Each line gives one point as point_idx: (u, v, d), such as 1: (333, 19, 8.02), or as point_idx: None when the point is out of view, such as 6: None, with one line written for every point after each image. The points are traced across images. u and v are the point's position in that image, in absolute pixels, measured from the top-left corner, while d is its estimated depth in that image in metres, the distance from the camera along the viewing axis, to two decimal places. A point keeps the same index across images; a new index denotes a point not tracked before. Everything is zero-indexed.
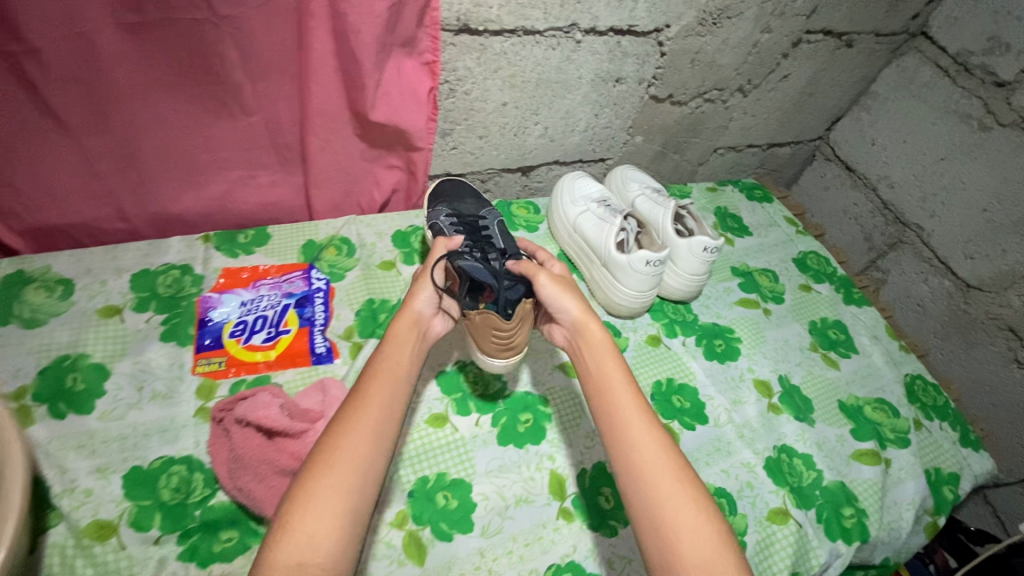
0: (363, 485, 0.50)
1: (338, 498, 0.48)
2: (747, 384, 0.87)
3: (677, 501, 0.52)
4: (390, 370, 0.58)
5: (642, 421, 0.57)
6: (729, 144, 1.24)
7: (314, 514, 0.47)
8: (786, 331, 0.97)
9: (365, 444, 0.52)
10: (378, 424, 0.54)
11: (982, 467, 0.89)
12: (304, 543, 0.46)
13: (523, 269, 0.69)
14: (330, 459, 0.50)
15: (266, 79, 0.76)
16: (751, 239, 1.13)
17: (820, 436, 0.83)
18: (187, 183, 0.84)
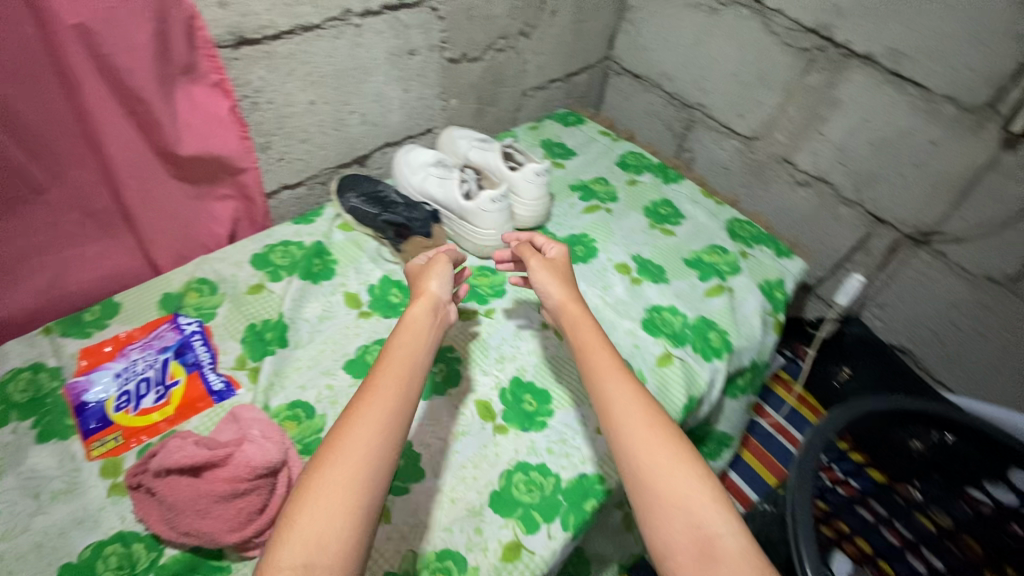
0: (373, 482, 0.51)
1: (347, 499, 0.49)
2: (610, 270, 1.01)
3: (655, 456, 0.57)
4: (406, 359, 0.60)
5: (619, 376, 0.64)
6: (533, 85, 1.37)
7: (320, 513, 0.48)
8: (627, 220, 1.13)
9: (379, 437, 0.53)
10: (390, 416, 0.55)
11: (798, 267, 1.12)
12: (310, 542, 0.46)
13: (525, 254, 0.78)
14: (341, 456, 0.51)
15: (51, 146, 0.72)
16: (578, 157, 1.27)
17: (675, 289, 1.00)
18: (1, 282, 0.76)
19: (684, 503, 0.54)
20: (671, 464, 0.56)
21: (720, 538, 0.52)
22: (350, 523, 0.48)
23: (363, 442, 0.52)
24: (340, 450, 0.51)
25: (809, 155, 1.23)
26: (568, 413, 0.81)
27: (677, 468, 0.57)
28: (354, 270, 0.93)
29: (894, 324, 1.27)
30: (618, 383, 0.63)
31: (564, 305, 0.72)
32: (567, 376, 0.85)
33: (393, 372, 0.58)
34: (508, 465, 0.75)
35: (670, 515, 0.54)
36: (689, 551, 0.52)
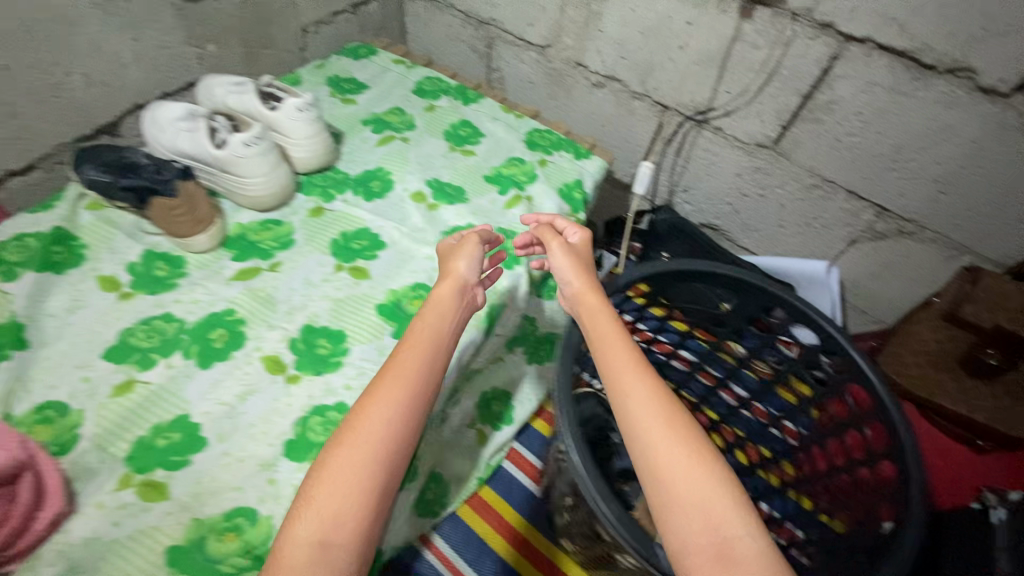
0: (383, 467, 0.56)
1: (357, 485, 0.53)
2: (405, 201, 0.98)
3: (675, 463, 0.57)
4: (425, 342, 0.65)
5: (633, 374, 0.64)
6: (312, 20, 1.27)
7: (333, 493, 0.53)
8: (425, 146, 1.10)
9: (398, 418, 0.58)
10: (409, 400, 0.60)
11: (595, 167, 1.16)
12: (325, 520, 0.51)
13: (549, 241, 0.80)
14: (365, 442, 0.56)
15: None
16: (370, 90, 1.20)
17: (473, 207, 1.00)
18: None
19: (697, 504, 0.54)
20: (685, 467, 0.56)
21: (738, 542, 0.51)
22: (366, 511, 0.53)
23: (378, 424, 0.57)
24: (364, 437, 0.56)
25: (596, 54, 1.25)
26: (366, 347, 0.80)
27: (690, 471, 0.56)
28: (109, 251, 0.84)
29: (699, 205, 1.37)
30: (638, 381, 0.63)
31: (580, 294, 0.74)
32: (363, 313, 0.83)
33: (418, 364, 0.63)
34: (302, 412, 0.73)
35: (686, 514, 0.54)
36: (704, 549, 0.52)
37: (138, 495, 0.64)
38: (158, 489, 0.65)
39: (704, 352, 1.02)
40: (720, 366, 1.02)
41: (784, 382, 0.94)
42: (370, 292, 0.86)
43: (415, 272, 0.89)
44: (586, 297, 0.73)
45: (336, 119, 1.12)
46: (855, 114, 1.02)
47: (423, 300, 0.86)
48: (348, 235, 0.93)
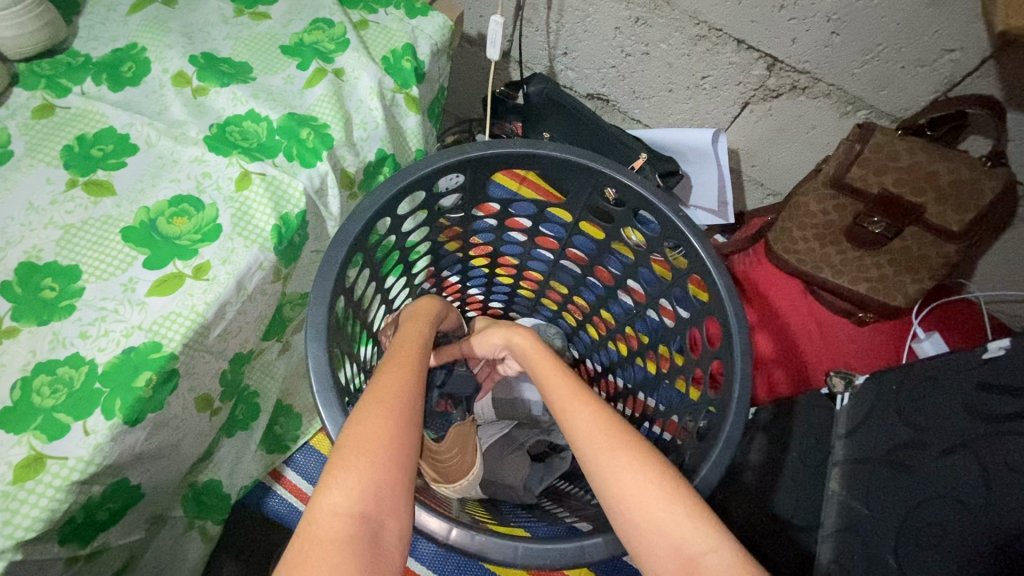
0: (410, 443, 0.48)
1: (389, 447, 0.47)
2: (165, 87, 0.77)
3: (632, 475, 0.47)
4: (416, 342, 0.61)
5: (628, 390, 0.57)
6: None
7: (361, 456, 0.45)
8: (200, 12, 0.84)
9: (414, 393, 0.53)
10: (417, 377, 0.55)
11: (435, 26, 0.92)
12: (357, 484, 0.44)
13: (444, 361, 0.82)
14: (387, 405, 0.50)
15: None
16: None
17: (259, 89, 0.79)
18: None
19: (649, 523, 0.44)
20: (643, 477, 0.47)
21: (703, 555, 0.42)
22: (402, 483, 0.46)
23: (398, 389, 0.52)
24: (396, 405, 0.50)
25: None
26: (108, 285, 0.64)
27: (659, 473, 0.47)
28: None
29: (583, 71, 1.16)
30: (580, 401, 0.55)
31: (509, 338, 0.71)
32: (106, 242, 0.66)
33: (416, 358, 0.58)
34: (23, 373, 0.58)
35: (642, 531, 0.44)
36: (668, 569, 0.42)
37: None
38: None
39: (564, 232, 0.83)
40: (585, 246, 0.84)
41: (651, 261, 0.78)
42: (115, 214, 0.68)
43: (176, 181, 0.70)
44: (517, 334, 0.70)
45: None
46: None
47: (187, 217, 0.68)
48: (87, 140, 0.72)
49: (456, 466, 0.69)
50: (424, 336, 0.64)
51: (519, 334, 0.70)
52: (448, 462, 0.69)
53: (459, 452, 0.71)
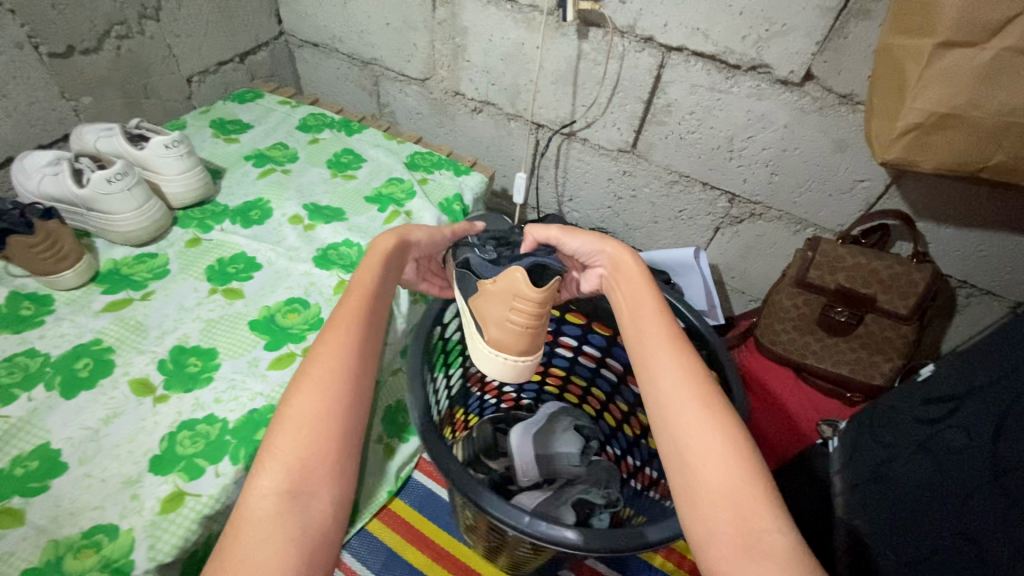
0: (347, 421, 0.51)
1: (320, 428, 0.49)
2: (284, 224, 1.03)
3: (706, 444, 0.54)
4: (358, 296, 0.61)
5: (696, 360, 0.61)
6: (196, 70, 1.35)
7: (296, 437, 0.49)
8: (308, 176, 1.16)
9: (351, 360, 0.54)
10: (354, 341, 0.56)
11: (476, 181, 1.23)
12: (286, 468, 0.47)
13: (540, 236, 0.86)
14: (326, 378, 0.52)
15: None
16: (254, 129, 1.26)
17: (352, 224, 1.06)
18: None
19: (705, 492, 0.51)
20: (718, 447, 0.53)
21: (766, 532, 0.47)
22: (337, 459, 0.49)
23: (335, 361, 0.54)
24: (321, 387, 0.52)
25: (469, 82, 1.36)
26: (237, 361, 0.82)
27: (728, 453, 0.53)
28: None
29: (585, 211, 1.47)
30: (665, 358, 0.61)
31: (602, 242, 0.79)
32: (237, 331, 0.85)
33: (352, 320, 0.58)
34: (170, 429, 0.73)
35: (712, 501, 0.51)
36: (727, 541, 0.48)
37: None
38: (9, 520, 0.64)
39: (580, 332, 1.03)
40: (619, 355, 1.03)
41: None
42: (245, 310, 0.88)
43: (290, 287, 0.93)
44: (624, 257, 0.75)
45: (217, 157, 1.16)
46: (688, 113, 1.16)
47: (298, 312, 0.89)
48: (224, 261, 0.95)
49: (517, 331, 0.81)
50: (373, 288, 0.64)
51: (629, 254, 0.75)
52: (517, 321, 0.80)
53: (532, 319, 0.80)
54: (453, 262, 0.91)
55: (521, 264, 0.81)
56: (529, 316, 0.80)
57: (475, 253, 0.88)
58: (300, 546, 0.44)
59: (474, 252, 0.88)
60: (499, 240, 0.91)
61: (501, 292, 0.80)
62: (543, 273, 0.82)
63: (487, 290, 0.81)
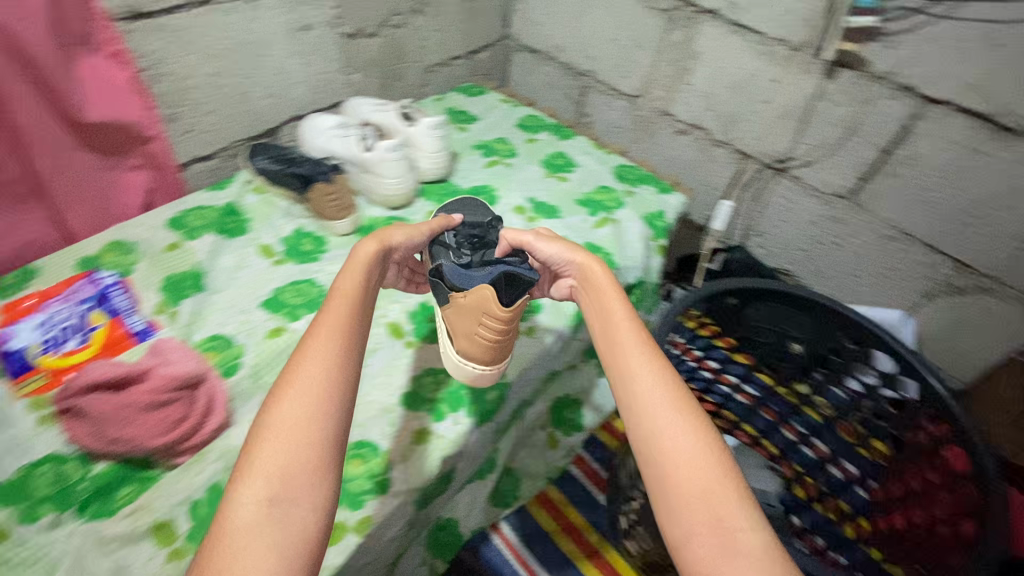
0: (327, 423, 0.51)
1: (311, 428, 0.50)
2: (509, 212, 1.13)
3: (684, 442, 0.56)
4: (348, 298, 0.61)
5: (658, 358, 0.63)
6: (435, 61, 1.48)
7: (280, 439, 0.48)
8: (526, 172, 1.24)
9: (340, 364, 0.54)
10: (337, 352, 0.55)
11: (678, 202, 1.25)
12: (269, 476, 0.47)
13: (511, 240, 0.82)
14: (299, 403, 0.50)
15: None
16: (481, 122, 1.38)
17: (567, 223, 1.13)
18: None
19: (699, 500, 0.53)
20: (705, 463, 0.55)
21: (741, 532, 0.50)
22: (323, 459, 0.49)
23: (313, 365, 0.53)
24: (307, 389, 0.52)
25: (684, 104, 1.38)
26: None
27: (687, 454, 0.56)
28: (267, 226, 1.01)
29: (773, 250, 1.42)
30: (652, 368, 0.62)
31: (569, 254, 0.77)
32: None
33: (335, 331, 0.56)
34: (419, 371, 0.85)
35: (691, 509, 0.53)
36: (707, 547, 0.51)
37: None
38: None
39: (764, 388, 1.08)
40: (801, 421, 1.06)
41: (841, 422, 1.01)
42: None
43: None
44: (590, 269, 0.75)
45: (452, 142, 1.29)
46: (932, 169, 1.09)
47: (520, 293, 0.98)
48: None
49: (488, 347, 0.76)
50: (360, 291, 0.63)
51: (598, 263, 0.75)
52: (485, 335, 0.75)
53: (503, 332, 0.75)
54: (431, 263, 0.86)
55: (494, 273, 0.75)
56: (497, 333, 0.75)
57: (454, 257, 0.85)
58: (283, 536, 0.45)
59: (449, 256, 0.85)
60: (476, 237, 0.87)
61: (467, 307, 0.75)
62: (515, 283, 0.74)
63: (455, 304, 0.77)
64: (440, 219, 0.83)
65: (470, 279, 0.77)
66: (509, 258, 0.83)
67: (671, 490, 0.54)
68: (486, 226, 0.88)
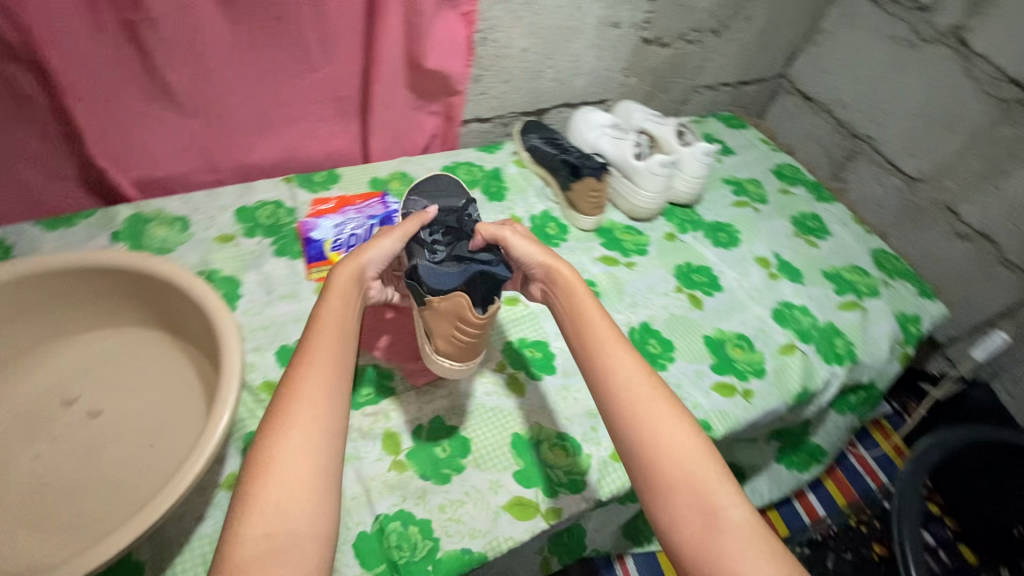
0: (332, 443, 0.47)
1: (303, 467, 0.45)
2: (750, 261, 1.07)
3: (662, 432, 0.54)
4: (336, 327, 0.54)
5: (618, 344, 0.60)
6: (706, 83, 1.42)
7: (282, 472, 0.44)
8: (774, 223, 1.17)
9: (335, 407, 0.48)
10: (330, 386, 0.49)
11: (938, 310, 1.11)
12: (270, 510, 0.43)
13: (486, 235, 0.68)
14: (304, 432, 0.46)
15: (331, 35, 0.88)
16: (736, 157, 1.31)
17: (811, 293, 1.04)
18: (263, 136, 0.95)
19: (687, 500, 0.51)
20: (685, 448, 0.53)
21: (727, 509, 0.50)
22: (319, 494, 0.45)
23: (307, 400, 0.47)
24: (313, 407, 0.47)
25: (978, 206, 1.19)
26: (687, 365, 0.88)
27: (675, 439, 0.54)
28: (521, 199, 1.07)
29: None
30: (621, 353, 0.58)
31: (550, 270, 0.65)
32: (690, 335, 0.93)
33: (321, 362, 0.50)
34: None
35: (675, 500, 0.51)
36: (690, 527, 0.50)
37: (505, 383, 0.80)
38: (517, 386, 0.80)
39: None
40: None
41: None
42: (699, 322, 0.95)
43: (743, 323, 0.97)
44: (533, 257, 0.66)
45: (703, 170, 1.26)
46: None
47: (745, 350, 0.93)
48: (692, 266, 1.03)
49: (470, 347, 0.68)
50: (345, 320, 0.55)
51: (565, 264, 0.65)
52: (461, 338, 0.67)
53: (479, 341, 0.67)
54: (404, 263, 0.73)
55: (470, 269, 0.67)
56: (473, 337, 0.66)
57: (428, 256, 0.71)
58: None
59: (424, 255, 0.71)
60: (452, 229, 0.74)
61: (442, 313, 0.66)
62: (485, 283, 0.66)
63: (430, 308, 0.67)
64: (413, 217, 0.68)
65: (444, 281, 0.68)
66: (480, 255, 0.70)
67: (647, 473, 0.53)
68: (452, 212, 0.77)
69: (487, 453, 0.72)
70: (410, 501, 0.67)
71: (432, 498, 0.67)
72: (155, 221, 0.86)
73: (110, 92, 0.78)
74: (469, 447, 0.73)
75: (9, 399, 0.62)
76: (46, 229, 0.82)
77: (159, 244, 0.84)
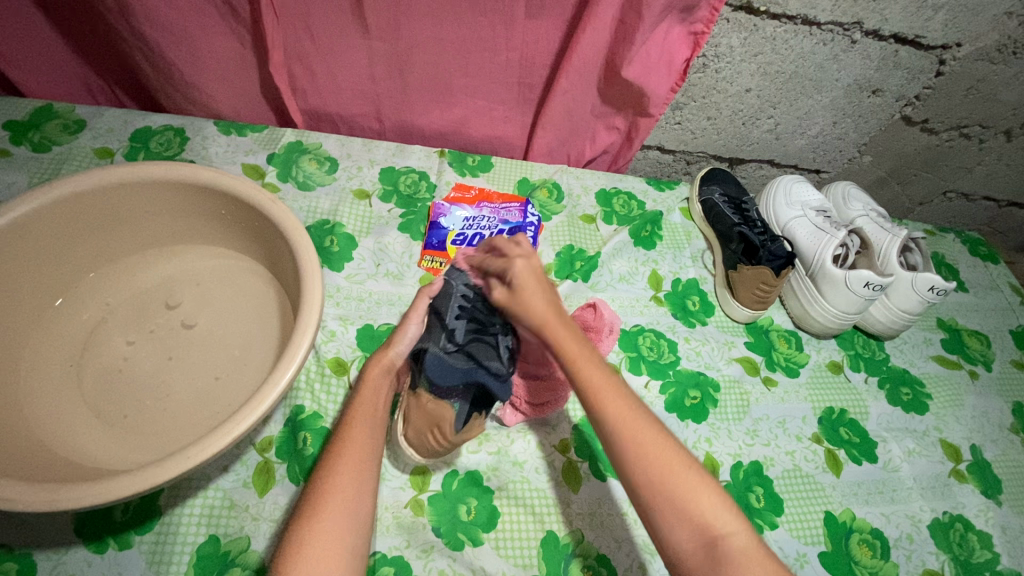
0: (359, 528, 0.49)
1: (335, 545, 0.47)
2: (932, 442, 0.82)
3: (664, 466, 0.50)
4: (368, 416, 0.57)
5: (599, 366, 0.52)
6: (964, 190, 1.10)
7: (308, 556, 0.46)
8: (987, 403, 0.88)
9: (358, 491, 0.51)
10: (359, 466, 0.52)
11: None
12: None
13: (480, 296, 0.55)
14: (338, 513, 0.49)
15: (537, 18, 0.78)
16: (965, 296, 1.01)
17: (1005, 520, 0.77)
18: (435, 102, 0.90)
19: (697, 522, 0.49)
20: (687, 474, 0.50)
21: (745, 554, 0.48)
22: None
23: (335, 485, 0.50)
24: (342, 501, 0.50)
25: None
26: (790, 541, 0.69)
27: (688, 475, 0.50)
28: (672, 256, 0.92)
29: None
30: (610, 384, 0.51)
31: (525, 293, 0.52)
32: (808, 505, 0.73)
33: (355, 453, 0.53)
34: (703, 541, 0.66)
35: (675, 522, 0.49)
36: None
37: (562, 467, 0.69)
38: (573, 477, 0.68)
39: None
40: None
41: None
42: (828, 492, 0.74)
43: (887, 518, 0.74)
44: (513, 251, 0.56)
45: None
46: None
47: (875, 554, 0.71)
48: (845, 418, 0.81)
49: (435, 451, 0.62)
50: (380, 410, 0.59)
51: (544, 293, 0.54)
52: (428, 440, 0.61)
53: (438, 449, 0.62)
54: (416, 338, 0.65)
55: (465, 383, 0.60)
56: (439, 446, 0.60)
57: (442, 342, 0.63)
58: None
59: (439, 338, 0.63)
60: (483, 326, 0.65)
61: (426, 412, 0.60)
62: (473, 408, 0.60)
63: (418, 400, 0.61)
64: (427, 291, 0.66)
65: (447, 376, 0.59)
66: (493, 363, 0.62)
67: (668, 530, 0.49)
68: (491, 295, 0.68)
69: (513, 539, 0.63)
70: (412, 552, 0.60)
71: (436, 559, 0.60)
72: (308, 156, 0.88)
73: (309, 20, 0.77)
74: (497, 520, 0.64)
75: (131, 283, 0.67)
76: (221, 132, 0.87)
77: (302, 178, 0.85)
